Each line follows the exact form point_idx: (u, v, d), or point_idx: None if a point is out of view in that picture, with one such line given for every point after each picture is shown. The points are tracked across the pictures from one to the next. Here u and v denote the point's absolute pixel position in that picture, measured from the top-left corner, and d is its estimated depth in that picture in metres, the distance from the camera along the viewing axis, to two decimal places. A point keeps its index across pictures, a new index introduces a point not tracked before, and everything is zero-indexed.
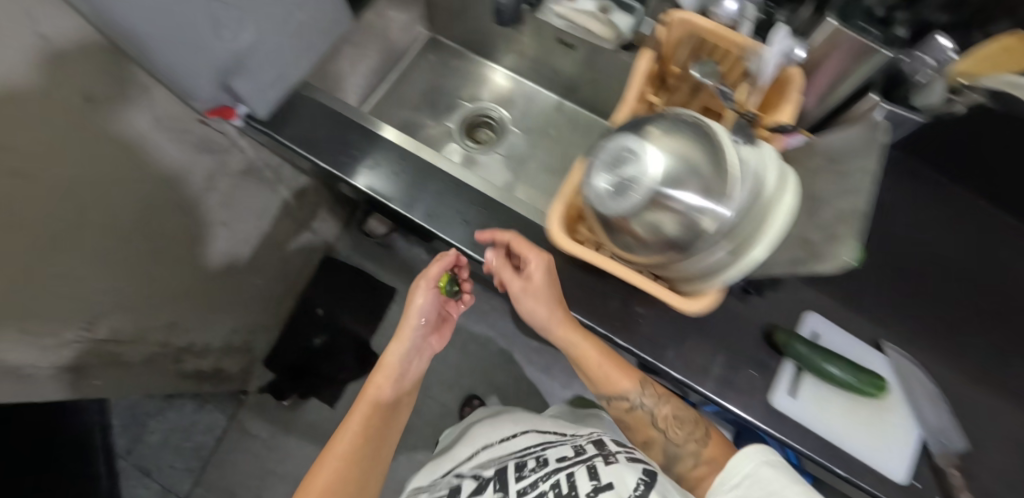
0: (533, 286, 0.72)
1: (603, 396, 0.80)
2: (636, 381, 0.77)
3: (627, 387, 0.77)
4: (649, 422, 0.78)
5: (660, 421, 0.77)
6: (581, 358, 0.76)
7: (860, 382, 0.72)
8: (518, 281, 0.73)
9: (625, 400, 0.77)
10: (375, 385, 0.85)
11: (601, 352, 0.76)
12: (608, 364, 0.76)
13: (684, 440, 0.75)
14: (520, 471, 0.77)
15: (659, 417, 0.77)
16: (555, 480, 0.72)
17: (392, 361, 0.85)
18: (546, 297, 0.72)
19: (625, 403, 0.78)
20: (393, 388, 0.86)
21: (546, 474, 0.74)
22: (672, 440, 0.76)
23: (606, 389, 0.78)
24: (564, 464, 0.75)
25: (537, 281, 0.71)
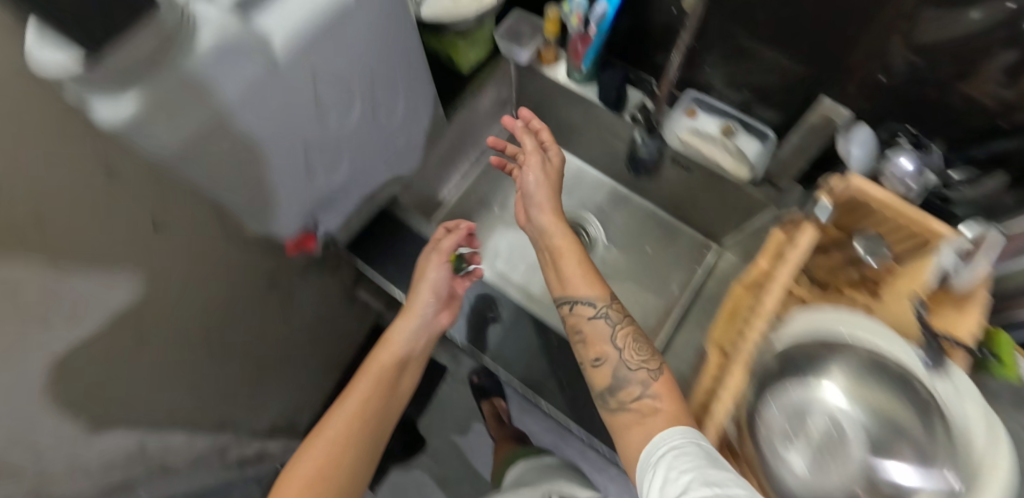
0: (530, 179, 0.78)
1: (561, 299, 0.72)
2: (598, 285, 0.70)
3: (593, 293, 0.70)
4: (606, 336, 0.67)
5: (641, 388, 0.61)
6: (555, 248, 0.75)
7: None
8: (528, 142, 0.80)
9: (588, 302, 0.69)
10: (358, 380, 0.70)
11: (583, 264, 0.72)
12: (582, 266, 0.72)
13: (628, 370, 0.63)
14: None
15: (620, 333, 0.67)
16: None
17: (384, 357, 0.71)
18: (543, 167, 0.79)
19: (584, 313, 0.69)
20: (388, 374, 0.70)
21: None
22: (627, 367, 0.64)
23: (559, 292, 0.72)
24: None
25: (534, 177, 0.77)
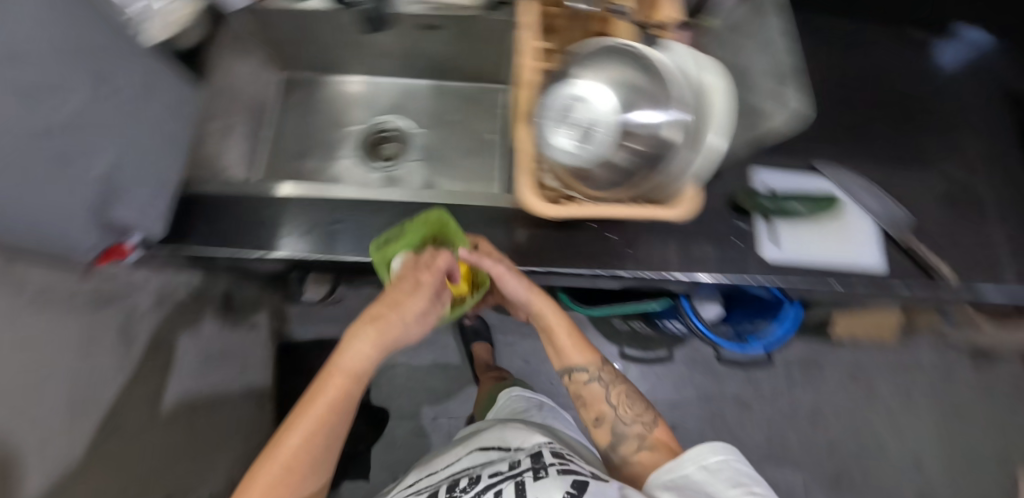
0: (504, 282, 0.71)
1: (563, 371, 0.81)
2: (589, 352, 0.79)
3: (584, 361, 0.79)
4: (602, 398, 0.79)
5: (610, 385, 0.80)
6: (551, 327, 0.78)
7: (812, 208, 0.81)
8: (496, 269, 0.70)
9: (585, 371, 0.79)
10: (315, 425, 0.62)
11: (575, 340, 0.79)
12: (572, 338, 0.79)
13: (628, 409, 0.78)
14: (455, 491, 0.77)
15: (612, 393, 0.79)
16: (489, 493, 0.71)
17: (327, 406, 0.62)
18: (529, 290, 0.73)
19: (580, 379, 0.80)
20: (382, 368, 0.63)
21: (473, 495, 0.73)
22: (626, 418, 0.77)
23: (568, 358, 0.80)
24: (498, 478, 0.74)
25: (512, 288, 0.72)
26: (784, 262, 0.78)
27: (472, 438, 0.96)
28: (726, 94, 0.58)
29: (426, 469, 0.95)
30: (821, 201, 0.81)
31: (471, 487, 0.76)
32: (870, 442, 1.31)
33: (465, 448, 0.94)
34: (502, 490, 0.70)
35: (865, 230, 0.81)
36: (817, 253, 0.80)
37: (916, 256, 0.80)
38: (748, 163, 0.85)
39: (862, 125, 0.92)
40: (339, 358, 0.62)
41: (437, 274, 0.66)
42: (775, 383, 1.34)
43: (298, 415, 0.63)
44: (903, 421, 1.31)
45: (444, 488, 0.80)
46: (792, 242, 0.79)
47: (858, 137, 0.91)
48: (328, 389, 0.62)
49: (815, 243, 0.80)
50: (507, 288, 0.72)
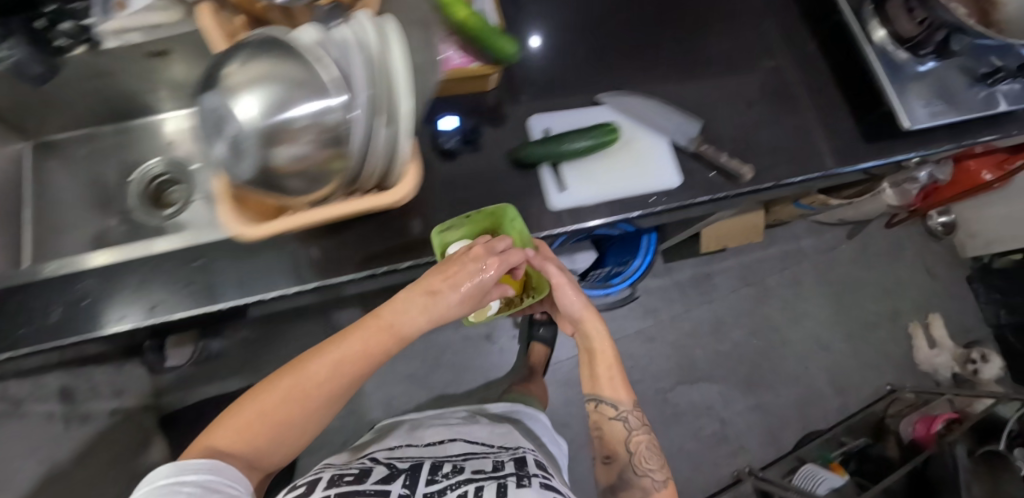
0: (559, 290, 0.68)
1: (589, 398, 0.71)
2: (625, 383, 0.69)
3: (615, 396, 0.69)
4: (622, 440, 0.68)
5: (630, 416, 0.69)
6: (594, 352, 0.70)
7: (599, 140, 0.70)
8: (563, 278, 0.67)
9: (613, 405, 0.69)
10: (298, 401, 0.55)
11: (616, 371, 0.69)
12: (615, 373, 0.69)
13: (642, 435, 0.68)
14: (434, 476, 0.72)
15: (633, 439, 0.68)
16: (464, 492, 0.67)
17: (311, 399, 0.56)
18: (579, 294, 0.68)
19: (607, 413, 0.69)
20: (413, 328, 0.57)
21: (451, 484, 0.69)
22: (634, 431, 0.68)
23: (607, 393, 0.69)
24: (478, 476, 0.71)
25: (565, 294, 0.68)
26: (568, 207, 0.69)
27: (450, 425, 0.94)
28: (403, 45, 0.48)
29: (402, 437, 0.91)
30: (609, 130, 0.71)
31: (454, 476, 0.72)
32: (772, 340, 1.33)
33: (456, 433, 0.90)
34: (483, 490, 0.66)
35: (654, 150, 0.74)
36: (608, 188, 0.72)
37: (708, 160, 0.73)
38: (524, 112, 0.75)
39: (653, 25, 0.82)
40: (370, 339, 0.56)
41: (519, 256, 0.60)
42: (672, 306, 1.32)
43: (288, 396, 0.55)
44: (796, 308, 1.36)
45: (425, 468, 0.75)
46: (579, 186, 0.71)
47: (649, 40, 0.82)
48: (367, 359, 0.56)
49: (605, 181, 0.72)
50: (558, 291, 0.68)
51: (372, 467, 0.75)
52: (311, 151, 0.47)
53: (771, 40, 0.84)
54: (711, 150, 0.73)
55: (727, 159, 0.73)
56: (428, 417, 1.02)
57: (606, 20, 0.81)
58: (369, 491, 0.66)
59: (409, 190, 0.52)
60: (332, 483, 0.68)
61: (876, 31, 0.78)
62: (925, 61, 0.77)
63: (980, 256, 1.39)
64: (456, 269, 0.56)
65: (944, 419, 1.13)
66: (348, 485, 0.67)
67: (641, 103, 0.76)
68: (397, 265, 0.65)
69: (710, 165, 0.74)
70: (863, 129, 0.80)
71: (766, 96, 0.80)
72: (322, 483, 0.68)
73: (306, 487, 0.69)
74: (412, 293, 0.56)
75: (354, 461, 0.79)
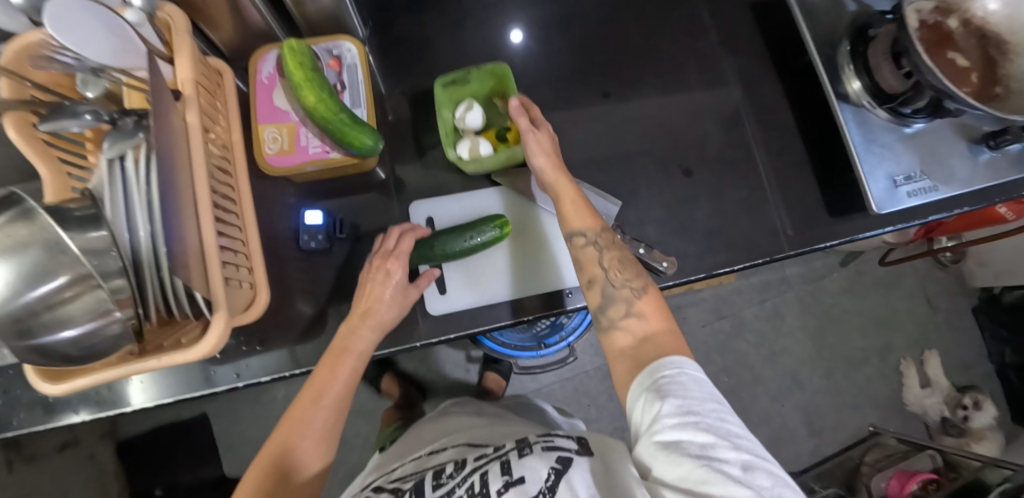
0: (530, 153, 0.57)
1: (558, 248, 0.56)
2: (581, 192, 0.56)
3: (585, 224, 0.54)
4: (595, 260, 0.53)
5: (608, 252, 0.53)
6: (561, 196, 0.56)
7: (495, 234, 0.62)
8: (541, 137, 0.58)
9: (574, 232, 0.54)
10: (304, 438, 0.54)
11: (587, 209, 0.55)
12: (582, 204, 0.55)
13: (613, 253, 0.53)
14: (437, 481, 0.50)
15: (608, 258, 0.52)
16: (469, 485, 0.46)
17: (324, 421, 0.55)
18: (540, 145, 0.57)
19: (580, 253, 0.54)
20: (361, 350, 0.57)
21: (459, 480, 0.48)
22: (619, 285, 0.51)
23: (570, 224, 0.55)
24: (481, 463, 0.49)
25: (539, 155, 0.57)
26: (449, 312, 0.64)
27: (458, 426, 0.71)
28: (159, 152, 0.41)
29: (400, 451, 0.69)
30: (502, 223, 0.62)
31: (459, 473, 0.49)
32: (746, 376, 1.24)
33: (453, 434, 0.68)
34: (488, 474, 0.46)
35: (558, 242, 0.66)
36: (501, 288, 0.65)
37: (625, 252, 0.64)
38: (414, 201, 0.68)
39: (578, 82, 0.73)
40: (334, 368, 0.56)
41: (428, 278, 0.60)
42: None
43: (304, 424, 0.54)
44: (775, 343, 1.26)
45: (427, 475, 0.53)
46: (466, 287, 0.65)
47: (574, 100, 0.72)
48: (333, 387, 0.55)
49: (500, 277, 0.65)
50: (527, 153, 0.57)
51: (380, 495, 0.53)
52: (79, 319, 0.38)
53: (723, 90, 0.73)
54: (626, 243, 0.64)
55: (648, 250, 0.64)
56: (434, 417, 0.79)
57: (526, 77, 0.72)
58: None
59: (222, 334, 0.44)
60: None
61: (851, 82, 0.64)
62: (912, 123, 0.63)
63: (990, 287, 1.24)
64: (387, 271, 0.58)
65: (920, 479, 1.01)
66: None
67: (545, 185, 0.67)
68: (257, 381, 0.60)
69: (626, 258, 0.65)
70: (828, 199, 0.69)
71: (707, 164, 0.70)
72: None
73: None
74: (355, 319, 0.58)
75: (359, 494, 0.58)
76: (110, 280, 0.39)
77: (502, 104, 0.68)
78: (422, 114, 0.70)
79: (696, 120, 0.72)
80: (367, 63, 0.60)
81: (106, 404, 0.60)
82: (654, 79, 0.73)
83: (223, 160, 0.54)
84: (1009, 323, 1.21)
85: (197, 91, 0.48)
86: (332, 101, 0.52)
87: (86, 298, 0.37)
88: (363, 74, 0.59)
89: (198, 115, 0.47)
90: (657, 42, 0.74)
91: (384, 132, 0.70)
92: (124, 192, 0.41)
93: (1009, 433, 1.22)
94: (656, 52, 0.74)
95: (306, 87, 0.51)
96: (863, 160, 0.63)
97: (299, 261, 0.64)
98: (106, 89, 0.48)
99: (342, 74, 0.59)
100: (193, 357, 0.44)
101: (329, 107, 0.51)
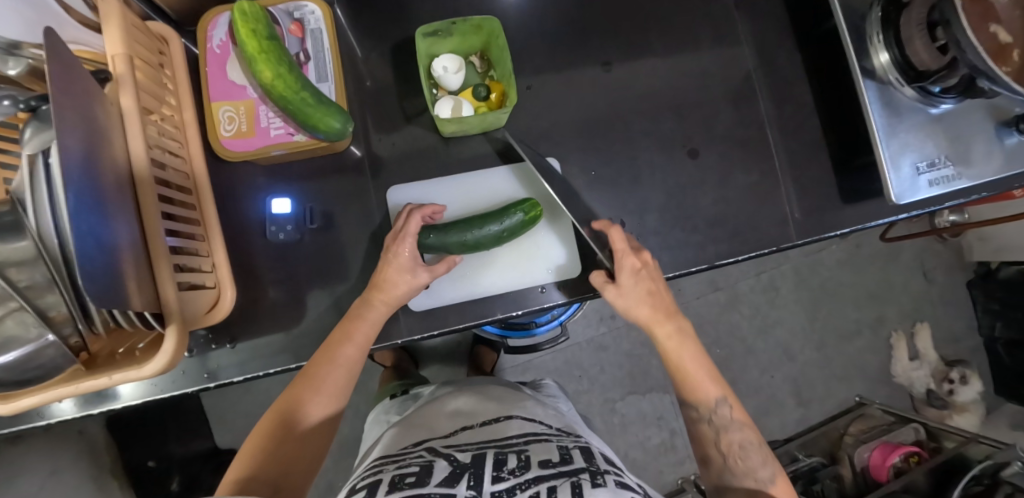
0: (631, 304, 0.55)
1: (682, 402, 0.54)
2: (725, 389, 0.52)
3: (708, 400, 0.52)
4: (712, 442, 0.51)
5: (736, 430, 0.50)
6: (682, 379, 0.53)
7: (526, 217, 0.58)
8: (643, 273, 0.54)
9: (692, 408, 0.52)
10: (315, 396, 0.51)
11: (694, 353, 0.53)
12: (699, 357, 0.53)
13: (736, 436, 0.50)
14: (498, 471, 0.39)
15: (724, 441, 0.50)
16: (534, 495, 0.35)
17: (337, 381, 0.52)
18: (653, 313, 0.54)
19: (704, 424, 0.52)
20: (376, 323, 0.54)
21: (524, 481, 0.37)
22: (731, 429, 0.50)
23: (685, 393, 0.53)
24: (548, 471, 0.38)
25: (637, 295, 0.54)
26: (436, 308, 0.62)
27: (515, 400, 0.58)
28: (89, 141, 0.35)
29: (445, 410, 0.56)
30: (533, 207, 0.59)
31: (526, 471, 0.38)
32: (739, 349, 1.23)
33: (513, 406, 0.55)
34: (557, 492, 0.35)
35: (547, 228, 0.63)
36: (491, 283, 0.62)
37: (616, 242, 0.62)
38: (390, 186, 0.62)
39: (576, 49, 0.65)
40: (348, 333, 0.52)
41: (447, 264, 0.57)
42: None
43: (317, 381, 0.51)
44: (769, 316, 1.24)
45: (490, 455, 0.42)
46: (453, 283, 0.62)
47: (572, 69, 0.65)
48: (346, 350, 0.52)
49: (489, 271, 0.62)
50: (625, 307, 0.55)
51: (436, 460, 0.41)
52: (18, 339, 0.36)
53: (738, 61, 0.66)
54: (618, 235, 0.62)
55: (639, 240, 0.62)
56: (479, 383, 0.66)
57: (517, 41, 0.65)
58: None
59: (177, 346, 0.39)
60: (390, 489, 0.37)
61: (878, 54, 0.57)
62: (939, 103, 0.57)
63: (988, 261, 1.22)
64: (397, 253, 0.54)
65: (904, 452, 1.02)
66: (411, 488, 0.36)
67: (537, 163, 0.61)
68: (229, 382, 0.57)
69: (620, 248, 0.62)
70: (841, 184, 0.64)
71: (714, 143, 0.64)
72: (383, 486, 0.38)
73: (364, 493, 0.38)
74: (371, 293, 0.54)
75: (409, 448, 0.45)
76: (41, 296, 0.35)
77: (481, 62, 0.61)
78: (404, 83, 0.63)
79: (706, 95, 0.65)
80: (332, 30, 0.54)
81: (98, 401, 0.56)
82: (658, 44, 0.66)
83: (174, 145, 0.49)
84: (1002, 299, 1.20)
85: (132, 70, 0.42)
86: (293, 74, 0.45)
87: (12, 318, 0.36)
88: (329, 44, 0.54)
89: (133, 98, 0.41)
90: (664, 4, 0.66)
91: (362, 103, 0.63)
92: (47, 186, 0.34)
93: (991, 404, 1.24)
94: (661, 14, 0.66)
95: (261, 60, 0.44)
96: (881, 145, 0.57)
97: (274, 247, 0.59)
98: (32, 67, 0.40)
99: (303, 41, 0.53)
100: (146, 375, 0.39)
101: (286, 80, 0.45)
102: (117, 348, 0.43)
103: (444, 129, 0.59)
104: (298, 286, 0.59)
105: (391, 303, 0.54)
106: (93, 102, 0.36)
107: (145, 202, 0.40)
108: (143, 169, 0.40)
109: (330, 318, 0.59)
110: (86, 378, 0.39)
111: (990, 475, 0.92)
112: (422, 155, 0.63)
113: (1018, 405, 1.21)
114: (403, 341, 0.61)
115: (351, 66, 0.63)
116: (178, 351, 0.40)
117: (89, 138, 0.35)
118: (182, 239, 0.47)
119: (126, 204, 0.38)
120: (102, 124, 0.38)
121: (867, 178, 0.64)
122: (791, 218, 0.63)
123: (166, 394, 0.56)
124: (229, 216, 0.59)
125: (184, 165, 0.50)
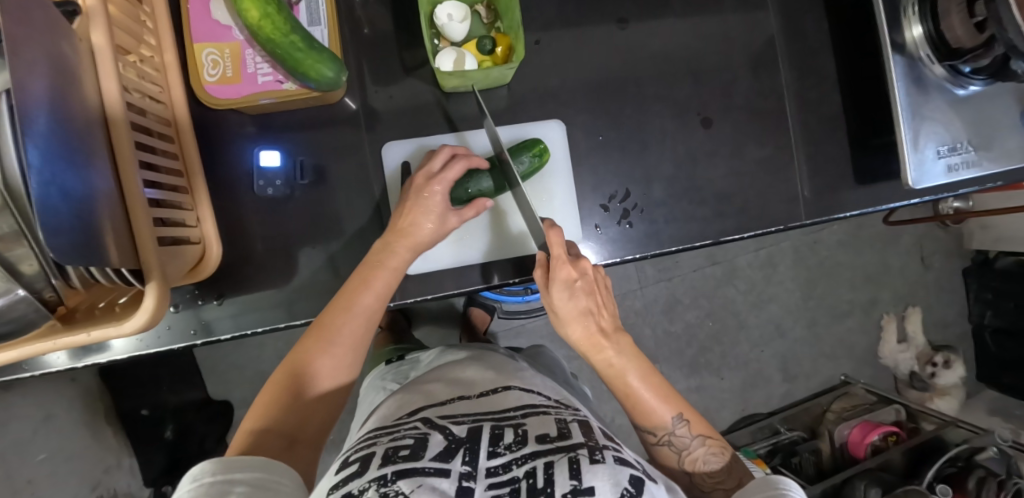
0: (564, 322, 0.50)
1: (639, 426, 0.50)
2: (681, 405, 0.49)
3: (658, 422, 0.49)
4: (675, 462, 0.49)
5: (699, 446, 0.49)
6: (635, 401, 0.49)
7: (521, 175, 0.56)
8: (579, 284, 0.49)
9: (649, 432, 0.49)
10: (330, 349, 0.48)
11: (650, 376, 0.49)
12: (653, 377, 0.49)
13: (700, 452, 0.48)
14: (494, 446, 0.39)
15: (687, 459, 0.49)
16: (529, 470, 0.35)
17: (354, 332, 0.50)
18: (588, 334, 0.49)
19: (664, 445, 0.49)
20: (394, 274, 0.52)
21: (519, 456, 0.37)
22: (693, 446, 0.49)
23: (638, 418, 0.49)
24: (545, 446, 0.38)
25: (571, 313, 0.49)
26: (430, 273, 0.60)
27: (512, 370, 0.58)
28: (56, 79, 0.31)
29: (448, 378, 0.55)
30: (542, 151, 0.56)
31: (523, 446, 0.38)
32: (731, 324, 1.24)
33: (512, 377, 0.54)
34: (554, 468, 0.35)
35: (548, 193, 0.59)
36: (494, 248, 0.61)
37: (620, 215, 0.60)
38: (386, 142, 0.59)
39: (590, 3, 0.61)
40: (367, 281, 0.51)
41: (476, 209, 0.54)
42: (627, 284, 1.19)
43: (330, 333, 0.49)
44: (764, 292, 1.24)
45: (486, 429, 0.41)
46: (451, 246, 0.60)
47: (585, 24, 0.61)
48: (366, 299, 0.50)
49: (492, 236, 0.60)
50: (562, 324, 0.51)
51: (431, 432, 0.41)
52: None
53: (761, 25, 0.62)
54: (623, 207, 0.60)
55: (642, 212, 0.60)
56: (486, 353, 0.65)
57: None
58: (430, 473, 0.35)
59: (158, 302, 0.38)
60: (384, 462, 0.36)
61: (911, 28, 0.54)
62: (968, 84, 0.54)
63: (986, 250, 1.22)
64: (428, 194, 0.52)
65: (883, 432, 1.04)
66: (406, 460, 0.36)
67: (542, 129, 0.59)
68: (216, 340, 0.55)
69: (626, 221, 0.60)
70: (856, 165, 0.62)
71: (727, 114, 0.61)
72: (376, 458, 0.37)
73: (357, 466, 0.37)
74: (391, 239, 0.52)
75: (403, 419, 0.45)
76: (9, 249, 0.33)
77: (488, 13, 0.57)
78: (406, 30, 0.59)
79: (725, 61, 0.62)
80: None
81: (86, 355, 0.55)
82: (676, 3, 0.62)
83: (154, 90, 0.46)
84: (996, 288, 1.21)
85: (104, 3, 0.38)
86: (281, 15, 0.41)
87: None
88: None
89: (106, 35, 0.37)
90: None
91: (358, 51, 0.59)
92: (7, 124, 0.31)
93: (971, 390, 1.26)
94: None
95: None
96: (903, 125, 0.55)
97: (263, 201, 0.57)
98: None
99: None
100: (126, 332, 0.37)
101: (274, 23, 0.41)
102: (87, 309, 0.41)
103: (446, 82, 0.55)
104: (286, 242, 0.57)
105: (410, 251, 0.52)
106: (60, 38, 0.33)
107: (120, 150, 0.37)
108: (118, 114, 0.37)
109: (320, 277, 0.57)
110: (64, 333, 0.37)
111: (964, 458, 0.95)
112: (420, 110, 0.59)
113: (997, 392, 1.24)
114: (398, 303, 0.59)
115: (347, 10, 0.58)
116: (160, 307, 0.38)
117: (58, 77, 0.32)
118: (163, 191, 0.44)
119: (95, 149, 0.35)
120: (72, 62, 0.34)
121: (881, 160, 0.62)
122: (801, 196, 0.61)
123: (152, 350, 0.55)
124: (215, 168, 0.56)
125: (166, 111, 0.47)
